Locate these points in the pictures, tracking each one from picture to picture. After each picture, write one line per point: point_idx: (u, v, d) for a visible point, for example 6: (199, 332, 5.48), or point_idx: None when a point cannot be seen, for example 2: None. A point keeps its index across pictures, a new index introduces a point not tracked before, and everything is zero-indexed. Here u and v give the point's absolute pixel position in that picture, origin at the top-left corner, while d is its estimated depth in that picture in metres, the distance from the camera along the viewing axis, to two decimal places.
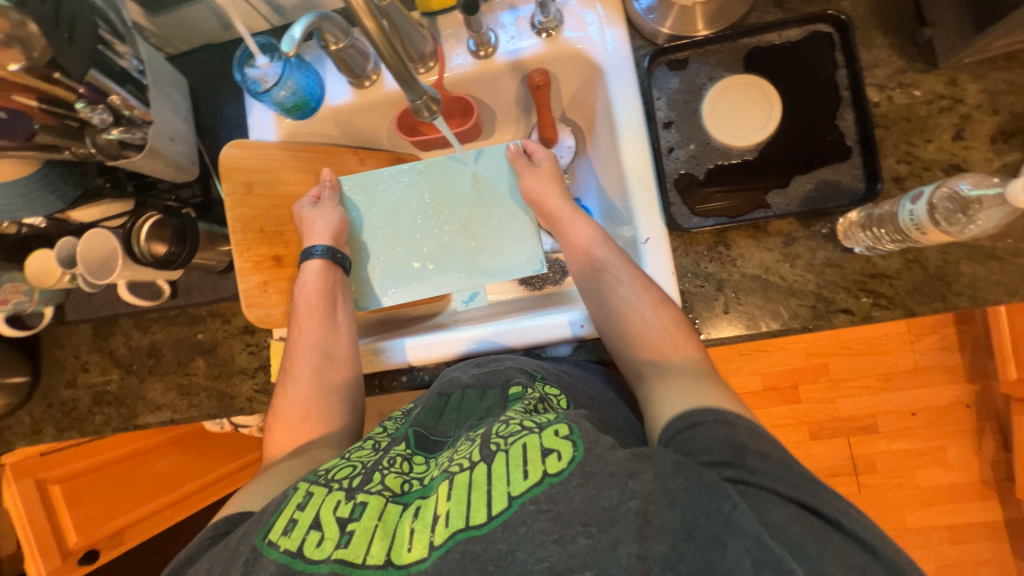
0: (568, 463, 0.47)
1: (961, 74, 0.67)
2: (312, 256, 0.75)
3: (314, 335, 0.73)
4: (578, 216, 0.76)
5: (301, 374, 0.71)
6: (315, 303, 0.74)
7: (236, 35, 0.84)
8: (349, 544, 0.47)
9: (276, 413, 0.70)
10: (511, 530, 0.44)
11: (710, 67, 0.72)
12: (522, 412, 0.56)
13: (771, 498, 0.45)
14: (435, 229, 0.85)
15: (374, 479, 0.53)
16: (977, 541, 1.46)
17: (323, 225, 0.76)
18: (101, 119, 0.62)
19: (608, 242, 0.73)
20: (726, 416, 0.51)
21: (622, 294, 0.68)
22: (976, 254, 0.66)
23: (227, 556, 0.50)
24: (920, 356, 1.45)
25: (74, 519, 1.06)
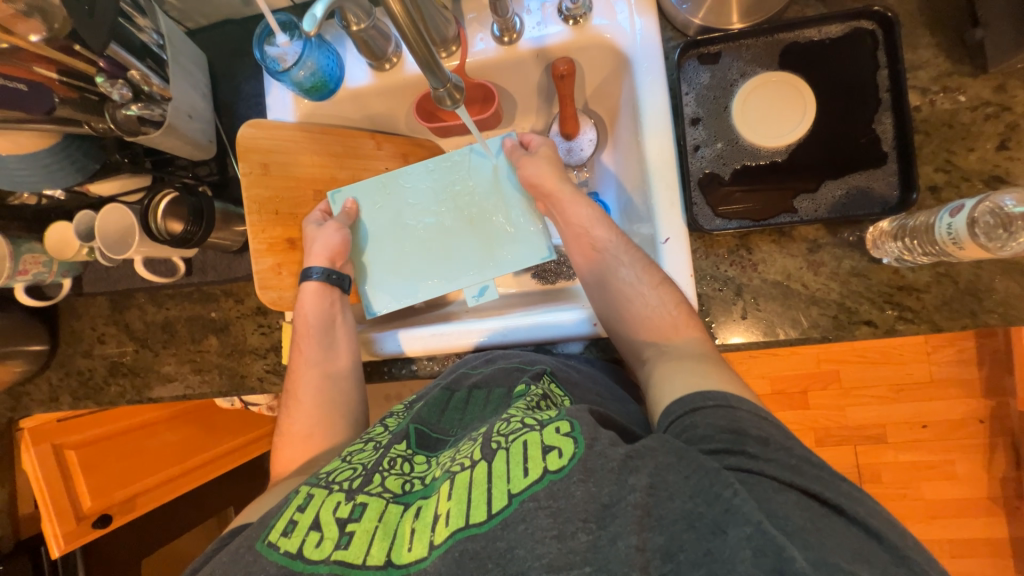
0: (568, 460, 0.46)
1: (1011, 79, 0.64)
2: (310, 277, 0.75)
3: (312, 356, 0.73)
4: (579, 198, 0.75)
5: (303, 395, 0.73)
6: (314, 326, 0.74)
7: (257, 11, 0.82)
8: (349, 545, 0.48)
9: (283, 431, 0.73)
10: (511, 527, 0.44)
11: (744, 62, 0.69)
12: (523, 408, 0.55)
13: (771, 486, 0.44)
14: (440, 229, 0.83)
15: (374, 481, 0.53)
16: (980, 557, 1.44)
17: (321, 245, 0.75)
18: (121, 95, 0.62)
19: (631, 250, 0.71)
20: (727, 400, 0.51)
21: (645, 300, 0.67)
22: (1011, 270, 0.63)
23: (228, 561, 0.50)
24: (937, 369, 1.42)
25: (88, 485, 1.08)
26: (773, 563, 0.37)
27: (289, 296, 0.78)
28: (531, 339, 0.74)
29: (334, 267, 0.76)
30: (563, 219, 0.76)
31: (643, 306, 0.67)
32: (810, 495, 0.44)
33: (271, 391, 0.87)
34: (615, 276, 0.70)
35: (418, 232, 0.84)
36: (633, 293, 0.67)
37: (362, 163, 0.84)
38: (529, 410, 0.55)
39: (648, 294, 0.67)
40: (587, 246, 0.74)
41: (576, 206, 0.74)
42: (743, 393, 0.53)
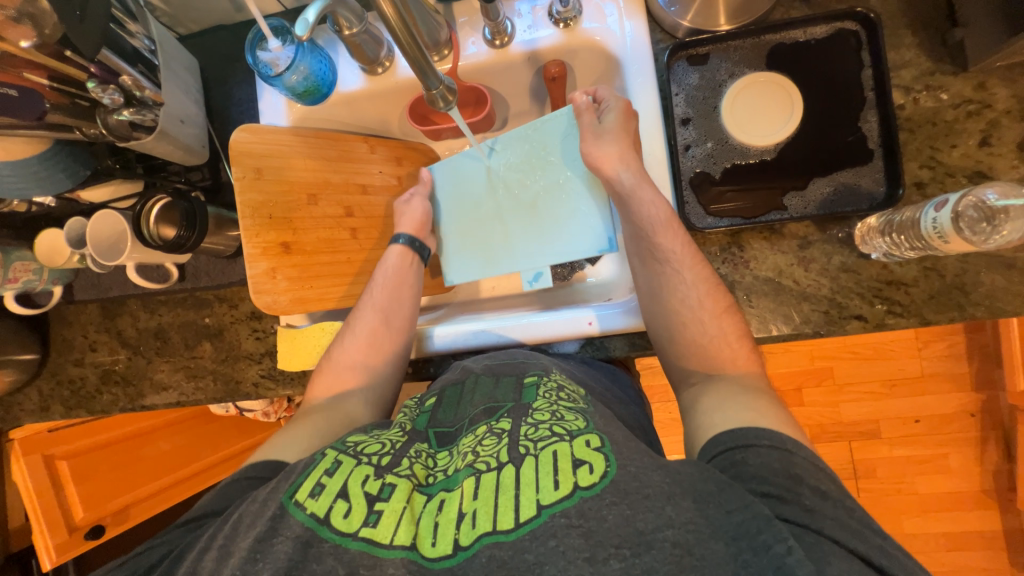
0: (600, 478, 0.46)
1: (990, 77, 0.65)
2: (396, 242, 0.79)
3: (380, 303, 0.75)
4: (643, 185, 0.67)
5: (358, 331, 0.74)
6: (388, 278, 0.77)
7: (248, 17, 0.83)
8: (377, 524, 0.48)
9: (328, 359, 0.74)
10: (540, 541, 0.44)
11: (732, 63, 0.71)
12: (548, 406, 0.57)
13: (833, 549, 0.41)
14: (506, 198, 0.82)
15: (402, 463, 0.54)
16: (975, 548, 1.46)
17: (409, 216, 0.81)
18: (112, 100, 0.61)
19: (698, 266, 0.65)
20: (783, 443, 0.49)
21: (704, 328, 0.63)
22: (995, 264, 0.64)
23: (257, 509, 0.51)
24: (927, 363, 1.44)
25: (81, 495, 1.08)
26: None
27: (284, 300, 0.76)
28: (529, 338, 0.75)
29: (418, 236, 0.81)
30: (627, 213, 0.68)
31: (700, 332, 0.63)
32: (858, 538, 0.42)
33: (267, 396, 0.87)
34: (675, 294, 0.65)
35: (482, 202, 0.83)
36: (690, 319, 0.63)
37: (355, 167, 0.84)
38: (556, 410, 0.56)
39: (707, 323, 0.63)
40: (647, 252, 0.68)
41: (643, 200, 0.67)
42: (799, 437, 0.51)
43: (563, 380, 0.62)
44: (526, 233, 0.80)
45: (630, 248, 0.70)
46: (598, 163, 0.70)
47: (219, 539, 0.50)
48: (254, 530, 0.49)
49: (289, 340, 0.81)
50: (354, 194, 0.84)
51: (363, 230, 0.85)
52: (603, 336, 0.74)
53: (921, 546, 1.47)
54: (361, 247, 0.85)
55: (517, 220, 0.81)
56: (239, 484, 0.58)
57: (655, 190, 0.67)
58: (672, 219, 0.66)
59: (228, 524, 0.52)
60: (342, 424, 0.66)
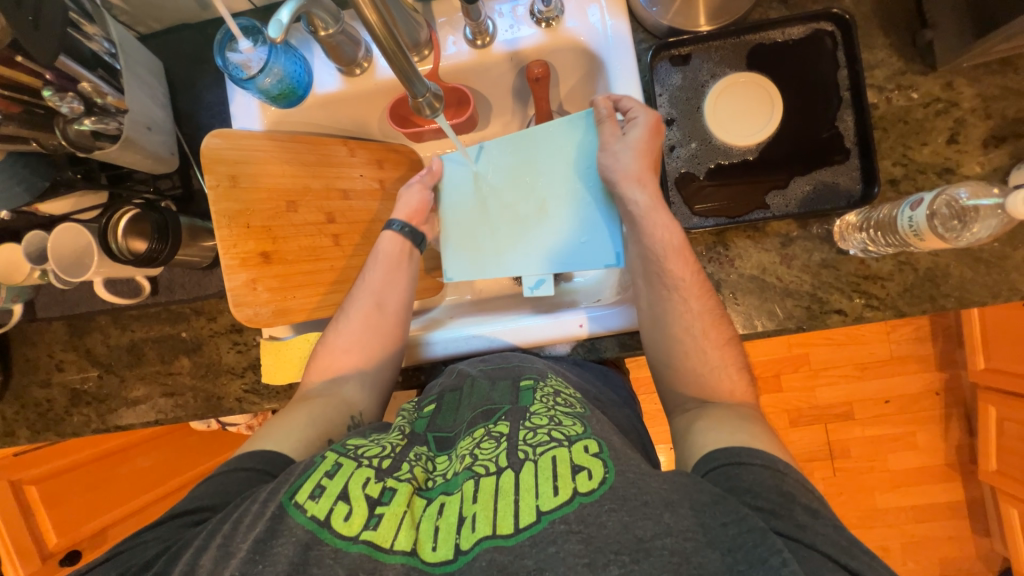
0: (599, 484, 0.46)
1: (957, 77, 0.68)
2: (391, 226, 0.76)
3: (375, 288, 0.73)
4: (658, 208, 0.66)
5: (354, 319, 0.72)
6: (383, 262, 0.75)
7: (216, 15, 0.79)
8: (378, 527, 0.47)
9: (325, 343, 0.73)
10: (540, 547, 0.43)
11: (713, 64, 0.71)
12: (546, 410, 0.57)
13: (823, 564, 0.42)
14: (509, 195, 0.80)
15: (402, 467, 0.54)
16: (941, 519, 1.54)
17: (404, 203, 0.78)
18: (71, 109, 0.57)
19: (704, 296, 0.65)
20: (776, 463, 0.50)
21: (705, 358, 0.63)
22: (964, 257, 0.67)
23: (257, 511, 0.49)
24: (896, 347, 1.50)
25: (53, 520, 1.03)
26: None
27: (266, 312, 0.74)
28: (520, 343, 0.75)
29: (411, 222, 0.78)
30: (643, 233, 0.67)
31: (699, 362, 0.64)
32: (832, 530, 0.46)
33: (251, 411, 0.84)
34: (680, 321, 0.65)
35: (483, 198, 0.81)
36: (693, 348, 0.64)
37: (335, 171, 0.81)
38: (554, 415, 0.56)
39: (710, 352, 0.63)
40: (655, 275, 0.67)
41: (658, 224, 0.66)
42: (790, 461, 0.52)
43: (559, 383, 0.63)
44: (527, 220, 0.79)
45: (637, 267, 0.69)
46: (616, 179, 0.69)
47: (219, 538, 0.49)
48: (253, 529, 0.47)
49: (273, 353, 0.78)
50: (335, 200, 0.81)
51: (345, 236, 0.82)
52: (594, 338, 0.75)
53: (893, 520, 1.55)
54: (344, 255, 0.82)
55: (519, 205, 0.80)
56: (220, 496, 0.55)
57: (670, 215, 0.66)
58: (684, 247, 0.66)
59: (228, 522, 0.50)
60: (339, 411, 0.67)
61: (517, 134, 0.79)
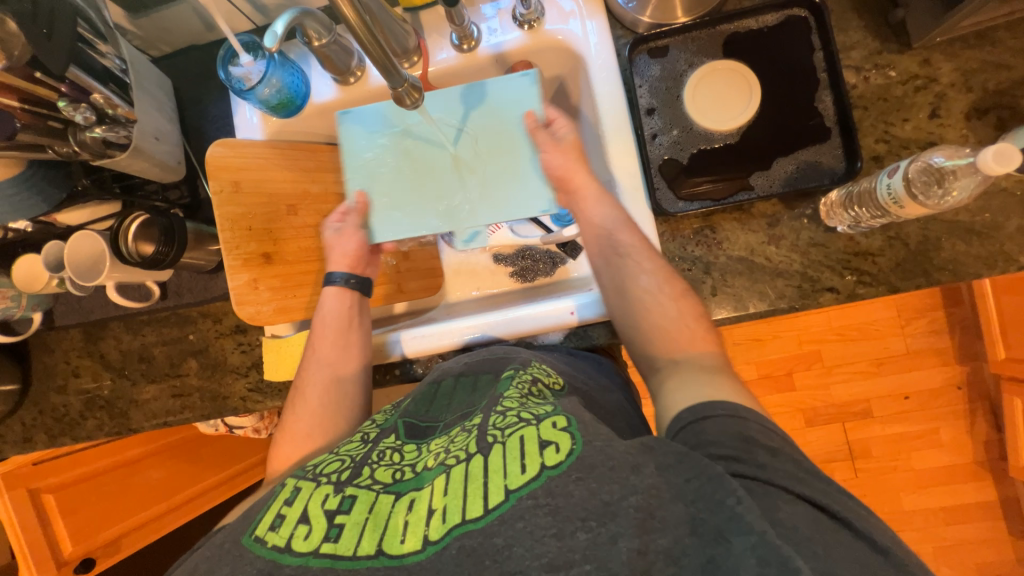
0: (566, 456, 0.47)
1: (934, 54, 0.69)
2: (331, 282, 0.78)
3: (327, 357, 0.74)
4: (604, 194, 0.73)
5: (312, 390, 0.73)
6: (329, 328, 0.76)
7: (221, 36, 0.84)
8: (339, 538, 0.47)
9: (286, 425, 0.73)
10: (508, 524, 0.45)
11: (690, 54, 0.73)
12: (518, 396, 0.57)
13: (781, 495, 0.46)
14: (432, 156, 0.76)
15: (363, 474, 0.54)
16: (973, 521, 1.47)
17: (340, 252, 0.77)
18: (85, 118, 0.62)
19: (654, 255, 0.69)
20: (737, 410, 0.53)
21: (664, 310, 0.66)
22: (954, 230, 0.67)
23: (212, 556, 0.49)
24: (911, 340, 1.46)
25: (68, 528, 1.03)
26: (778, 572, 0.38)
27: (268, 309, 0.77)
28: (512, 334, 0.77)
29: (354, 272, 0.78)
30: (584, 220, 0.74)
31: (662, 315, 0.67)
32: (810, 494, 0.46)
33: (256, 410, 0.86)
34: (635, 282, 0.69)
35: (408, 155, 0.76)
36: (653, 304, 0.67)
37: (334, 176, 0.85)
38: (525, 400, 0.56)
39: (666, 303, 0.66)
40: (609, 249, 0.72)
41: (603, 206, 0.72)
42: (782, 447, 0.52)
43: (539, 372, 0.63)
44: (474, 192, 0.75)
45: (592, 254, 0.74)
46: (564, 175, 0.73)
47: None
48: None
49: (275, 351, 0.80)
50: (333, 203, 0.84)
51: None
52: (587, 325, 0.76)
53: (921, 523, 1.48)
54: None
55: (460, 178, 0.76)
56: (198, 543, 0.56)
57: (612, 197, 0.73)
58: (629, 220, 0.72)
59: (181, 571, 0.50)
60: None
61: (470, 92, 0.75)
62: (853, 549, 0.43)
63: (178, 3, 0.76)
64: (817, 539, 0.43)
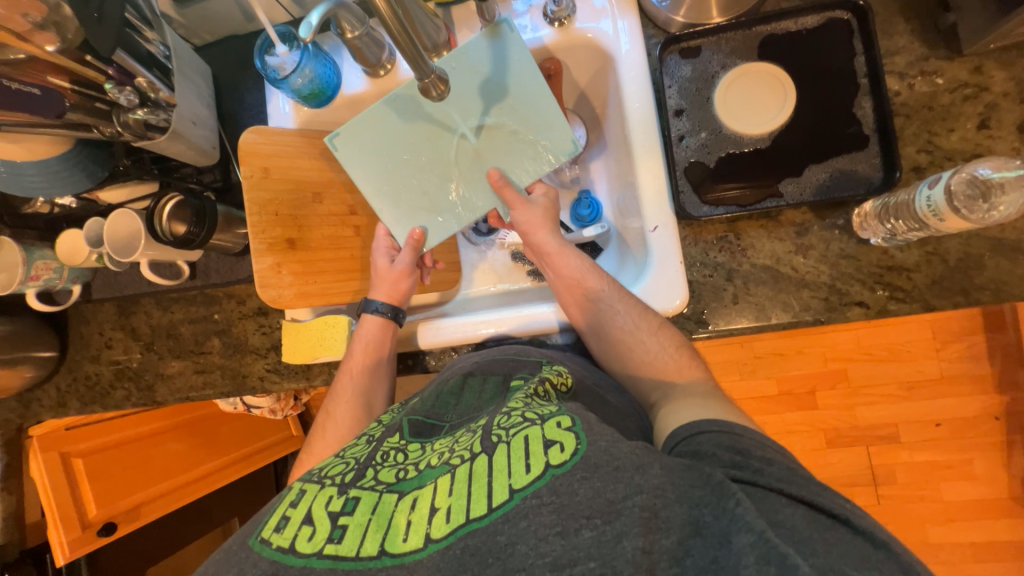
0: (570, 456, 0.47)
1: (986, 61, 0.65)
2: (370, 310, 0.77)
3: (356, 387, 0.75)
4: (567, 249, 0.75)
5: (340, 423, 0.74)
6: (367, 359, 0.76)
7: (260, 27, 0.87)
8: (342, 538, 0.48)
9: (310, 454, 0.74)
10: (512, 522, 0.44)
11: (723, 55, 0.72)
12: (523, 397, 0.57)
13: (779, 500, 0.45)
14: (423, 147, 0.77)
15: (367, 475, 0.54)
16: (1006, 560, 1.39)
17: (390, 286, 0.78)
18: (128, 100, 0.65)
19: (626, 298, 0.70)
20: (732, 427, 0.53)
21: (647, 346, 0.68)
22: (999, 248, 0.64)
23: (219, 560, 0.50)
24: (946, 365, 1.39)
25: (95, 492, 1.09)
26: (777, 571, 0.38)
27: (288, 294, 0.79)
28: (528, 332, 0.77)
29: (393, 304, 0.78)
30: (554, 270, 0.75)
31: (643, 352, 0.68)
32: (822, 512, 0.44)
33: (272, 391, 0.89)
34: (614, 326, 0.69)
35: (425, 157, 0.77)
36: (633, 341, 0.68)
37: None
38: (530, 400, 0.56)
39: (649, 340, 0.68)
40: (582, 296, 0.72)
41: (568, 261, 0.74)
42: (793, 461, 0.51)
43: (549, 372, 0.63)
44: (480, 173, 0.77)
45: (563, 303, 0.74)
46: (530, 232, 0.76)
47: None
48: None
49: (293, 333, 0.81)
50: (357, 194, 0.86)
51: (366, 228, 0.87)
52: None
53: (947, 557, 1.41)
54: (364, 245, 0.87)
55: (462, 164, 0.77)
56: None
57: (575, 250, 0.76)
58: (593, 268, 0.74)
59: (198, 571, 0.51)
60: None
61: (518, 105, 0.74)
62: (854, 544, 0.42)
63: None
64: (834, 544, 0.41)
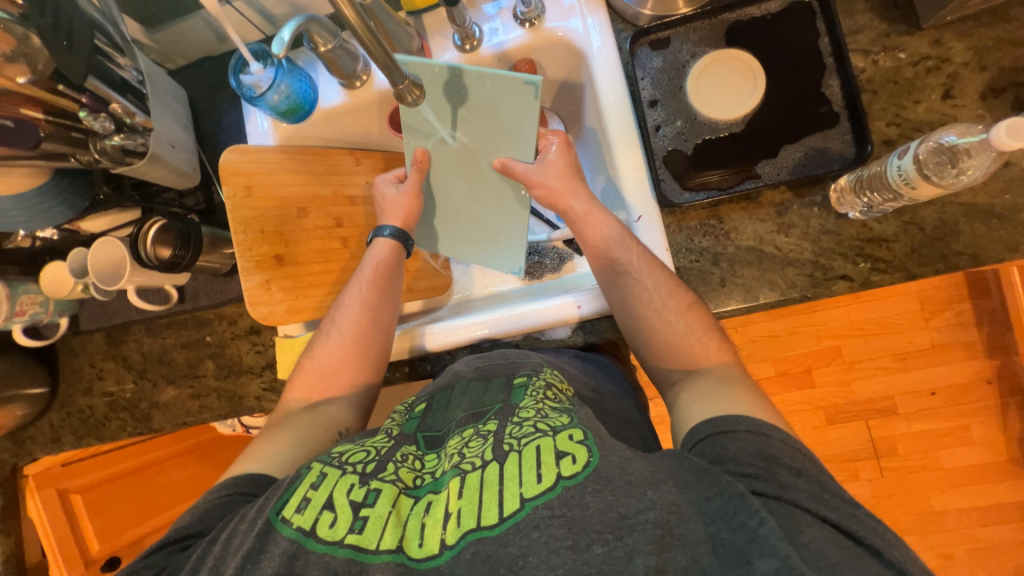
0: (582, 467, 0.47)
1: (945, 33, 0.67)
2: (381, 235, 0.78)
3: (364, 300, 0.75)
4: (594, 213, 0.73)
5: (343, 331, 0.74)
6: (376, 276, 0.76)
7: (233, 47, 0.87)
8: (363, 529, 0.48)
9: (311, 357, 0.75)
10: (523, 533, 0.45)
11: (692, 44, 0.73)
12: (533, 404, 0.57)
13: (804, 517, 0.45)
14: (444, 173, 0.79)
15: (387, 469, 0.54)
16: (1010, 522, 1.41)
17: (397, 209, 0.78)
18: (104, 127, 0.65)
19: (654, 270, 0.68)
20: (759, 427, 0.52)
21: (673, 327, 0.67)
22: (973, 213, 0.65)
23: (245, 530, 0.50)
24: (935, 333, 1.41)
25: (95, 527, 1.09)
26: None
27: (280, 309, 0.79)
28: (520, 331, 0.77)
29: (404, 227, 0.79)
30: (581, 235, 0.74)
31: (668, 333, 0.67)
32: (844, 534, 0.45)
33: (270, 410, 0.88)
34: (641, 302, 0.68)
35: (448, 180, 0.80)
36: (659, 320, 0.67)
37: (342, 179, 0.84)
38: (540, 407, 0.56)
39: (674, 321, 0.67)
40: (608, 268, 0.72)
41: (594, 224, 0.73)
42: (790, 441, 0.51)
43: (551, 377, 0.64)
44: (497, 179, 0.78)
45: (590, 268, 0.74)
46: (552, 197, 0.75)
47: (212, 556, 0.50)
48: (243, 547, 0.49)
49: (289, 349, 0.82)
50: (342, 205, 0.84)
51: (353, 239, 0.85)
52: (596, 318, 0.77)
53: (953, 523, 1.42)
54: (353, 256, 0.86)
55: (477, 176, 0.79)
56: (226, 498, 0.58)
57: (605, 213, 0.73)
58: (624, 235, 0.71)
59: (218, 543, 0.51)
60: (325, 428, 0.68)
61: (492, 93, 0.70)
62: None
63: (191, 16, 0.79)
64: (844, 566, 0.42)
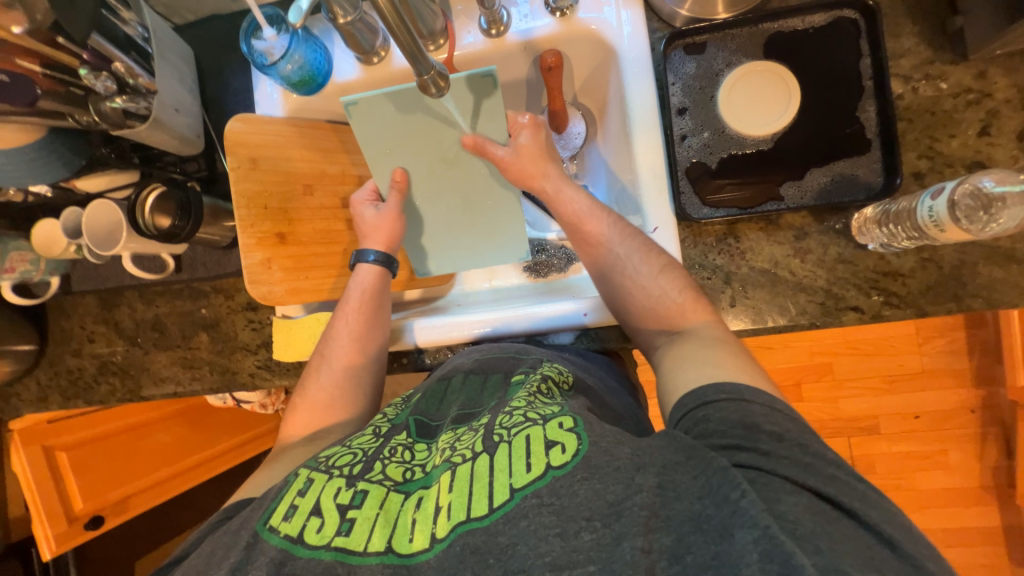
0: (571, 457, 0.47)
1: (990, 67, 0.65)
2: (364, 260, 0.76)
3: (354, 331, 0.73)
4: (566, 189, 0.73)
5: (334, 362, 0.72)
6: (362, 305, 0.74)
7: (245, 7, 0.82)
8: (351, 532, 0.48)
9: (303, 393, 0.72)
10: (513, 523, 0.45)
11: (729, 52, 0.70)
12: (524, 397, 0.57)
13: (783, 486, 0.43)
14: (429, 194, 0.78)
15: (375, 469, 0.54)
16: (974, 545, 1.45)
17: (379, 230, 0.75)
18: (105, 87, 0.61)
19: (630, 237, 0.69)
20: (739, 392, 0.51)
21: (647, 291, 0.66)
22: (993, 255, 0.64)
23: (228, 541, 0.50)
24: (927, 359, 1.43)
25: (81, 486, 1.08)
26: (780, 569, 0.37)
27: (279, 290, 0.77)
28: (524, 330, 0.76)
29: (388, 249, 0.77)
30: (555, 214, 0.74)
31: (645, 297, 0.67)
32: (822, 498, 0.43)
33: (263, 387, 0.87)
34: (617, 269, 0.69)
35: (433, 201, 0.79)
36: (635, 285, 0.67)
37: (352, 158, 0.82)
38: (532, 399, 0.56)
39: (650, 284, 0.66)
40: (582, 241, 0.72)
41: (568, 199, 0.73)
42: None
43: (549, 370, 0.62)
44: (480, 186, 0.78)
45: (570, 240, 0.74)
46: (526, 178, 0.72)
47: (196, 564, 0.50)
48: (226, 561, 0.48)
49: (285, 331, 0.81)
50: (350, 186, 0.82)
51: None
52: (600, 327, 0.76)
53: None
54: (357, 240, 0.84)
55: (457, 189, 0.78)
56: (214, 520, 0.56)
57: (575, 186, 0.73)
58: (594, 207, 0.72)
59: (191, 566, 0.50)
60: None
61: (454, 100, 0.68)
62: (859, 540, 0.41)
63: None
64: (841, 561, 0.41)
